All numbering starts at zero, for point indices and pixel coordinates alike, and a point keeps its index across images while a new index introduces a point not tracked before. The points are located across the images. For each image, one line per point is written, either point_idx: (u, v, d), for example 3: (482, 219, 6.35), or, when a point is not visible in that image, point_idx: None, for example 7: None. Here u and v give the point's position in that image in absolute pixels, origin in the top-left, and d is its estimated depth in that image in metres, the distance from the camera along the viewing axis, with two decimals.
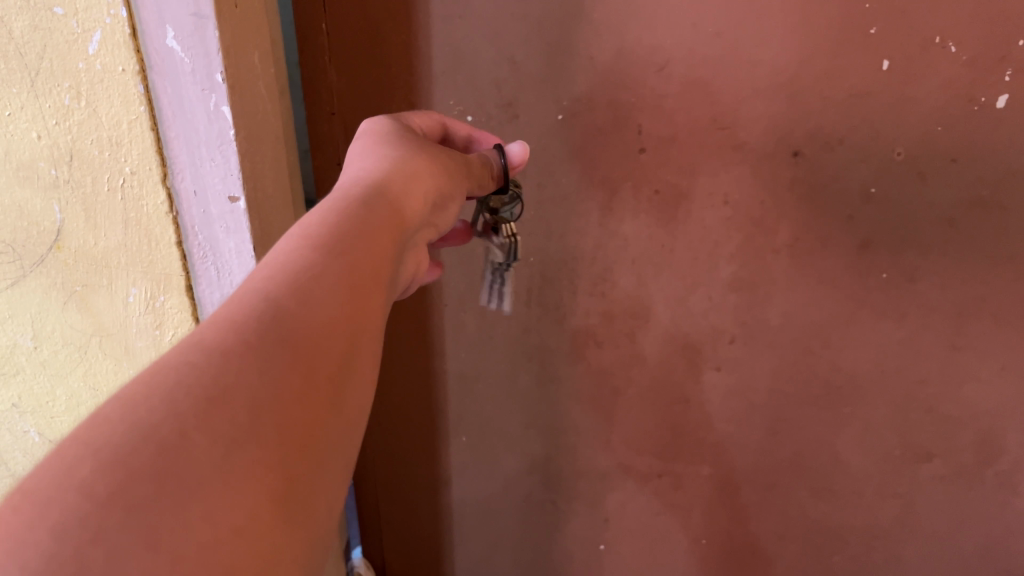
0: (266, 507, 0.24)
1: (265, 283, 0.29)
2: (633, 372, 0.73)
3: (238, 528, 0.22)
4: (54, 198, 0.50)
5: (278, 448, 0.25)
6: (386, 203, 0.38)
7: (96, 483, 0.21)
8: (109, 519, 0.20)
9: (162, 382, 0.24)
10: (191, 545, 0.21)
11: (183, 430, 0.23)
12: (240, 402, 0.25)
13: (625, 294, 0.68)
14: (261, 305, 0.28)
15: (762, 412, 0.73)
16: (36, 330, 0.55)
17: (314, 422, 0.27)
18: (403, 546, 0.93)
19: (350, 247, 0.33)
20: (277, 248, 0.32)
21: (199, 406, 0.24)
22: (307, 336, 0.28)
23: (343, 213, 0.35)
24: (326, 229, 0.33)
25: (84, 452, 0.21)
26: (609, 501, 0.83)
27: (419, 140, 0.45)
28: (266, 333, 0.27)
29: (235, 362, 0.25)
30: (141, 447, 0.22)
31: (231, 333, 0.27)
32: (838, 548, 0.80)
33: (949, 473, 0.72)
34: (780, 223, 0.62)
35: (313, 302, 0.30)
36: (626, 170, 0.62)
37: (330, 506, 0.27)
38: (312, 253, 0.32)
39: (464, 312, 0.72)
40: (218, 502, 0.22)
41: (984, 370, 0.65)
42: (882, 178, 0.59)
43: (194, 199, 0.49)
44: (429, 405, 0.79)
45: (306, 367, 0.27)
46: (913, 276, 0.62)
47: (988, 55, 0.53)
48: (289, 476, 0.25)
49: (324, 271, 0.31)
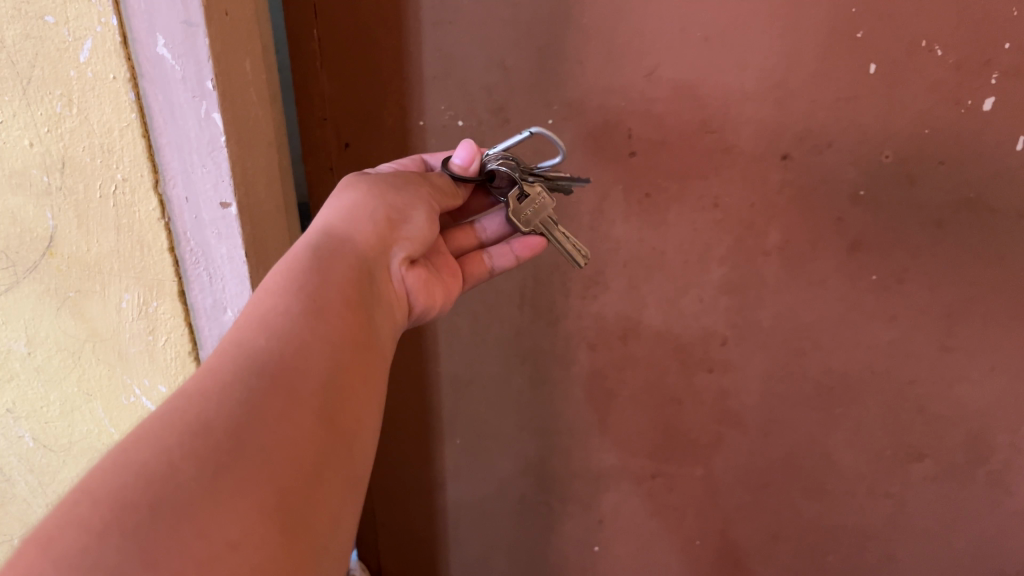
0: (263, 521, 0.26)
1: (234, 337, 0.33)
2: (626, 374, 0.73)
3: (234, 541, 0.25)
4: (47, 205, 0.50)
5: (262, 472, 0.27)
6: (346, 243, 0.42)
7: (88, 524, 0.23)
8: (109, 544, 0.23)
9: (148, 431, 0.27)
10: (189, 558, 0.23)
11: (170, 464, 0.26)
12: (221, 434, 0.28)
13: (617, 296, 0.69)
14: (233, 354, 0.31)
15: (754, 413, 0.73)
16: (30, 336, 0.56)
17: (300, 444, 0.29)
18: (399, 549, 0.93)
19: (315, 289, 0.37)
20: (247, 304, 0.35)
21: (183, 443, 0.27)
22: (279, 373, 0.31)
23: (309, 262, 0.39)
24: (289, 279, 0.37)
25: (78, 501, 0.24)
26: (603, 503, 0.83)
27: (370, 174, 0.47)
28: (240, 375, 0.30)
29: (214, 403, 0.29)
30: (132, 483, 0.25)
31: (207, 381, 0.30)
32: (831, 547, 0.81)
33: (940, 473, 0.72)
34: (770, 225, 0.62)
35: (281, 343, 0.33)
36: (616, 173, 0.63)
37: (330, 524, 0.29)
38: (279, 302, 0.35)
39: (457, 315, 0.72)
40: (212, 520, 0.25)
41: (974, 371, 0.66)
42: (870, 181, 0.59)
43: (185, 205, 0.49)
44: (422, 408, 0.80)
45: (282, 399, 0.30)
46: (902, 277, 0.63)
47: (974, 59, 0.53)
48: (281, 492, 0.27)
49: (291, 315, 0.34)
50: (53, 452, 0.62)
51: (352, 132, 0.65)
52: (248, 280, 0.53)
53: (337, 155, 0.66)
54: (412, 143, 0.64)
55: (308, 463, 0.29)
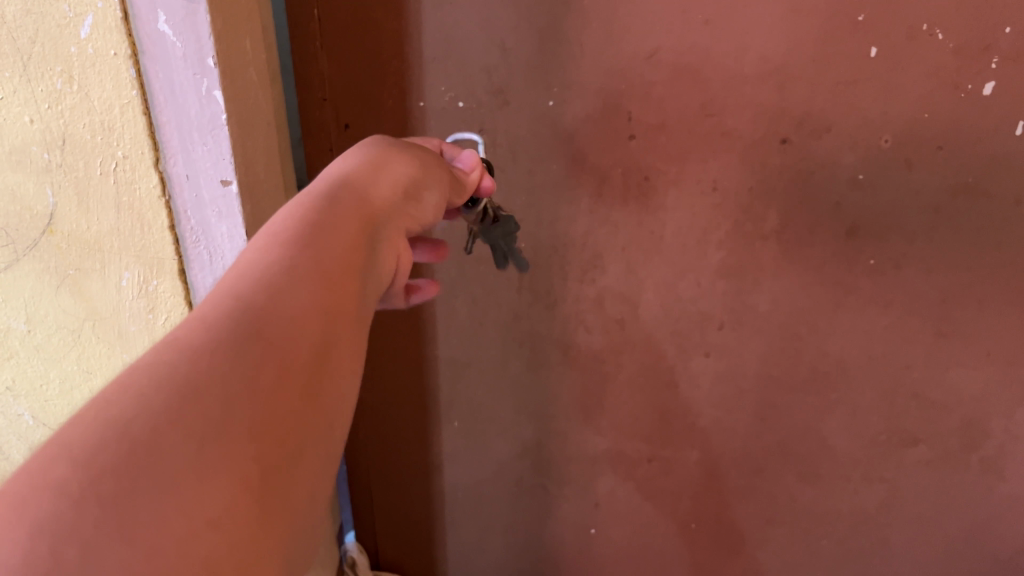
0: (241, 503, 0.24)
1: (234, 285, 0.30)
2: (623, 358, 0.74)
3: (213, 521, 0.23)
4: (46, 183, 0.50)
5: (250, 443, 0.25)
6: (361, 201, 0.38)
7: (64, 488, 0.21)
8: (85, 512, 0.21)
9: (132, 383, 0.25)
10: (166, 538, 0.22)
11: (156, 426, 0.23)
12: (215, 398, 0.25)
13: (615, 280, 0.69)
14: (231, 307, 0.29)
15: (750, 398, 0.74)
16: (30, 313, 0.56)
17: (293, 417, 0.27)
18: (395, 529, 0.93)
19: (324, 246, 0.33)
20: (252, 250, 0.32)
21: (172, 403, 0.24)
22: (280, 334, 0.28)
23: (317, 210, 0.35)
24: (298, 230, 0.34)
25: (55, 457, 0.22)
26: (599, 486, 0.83)
27: (391, 142, 0.45)
28: (241, 332, 0.27)
29: (209, 360, 0.26)
30: (113, 442, 0.22)
31: (202, 335, 0.27)
32: (825, 532, 0.81)
33: (934, 458, 0.73)
34: (768, 209, 0.63)
35: (288, 301, 0.30)
36: (616, 157, 0.63)
37: (304, 500, 0.27)
38: (284, 255, 0.32)
39: (455, 298, 0.72)
40: (193, 496, 0.23)
41: (969, 356, 0.67)
42: (869, 165, 0.59)
43: (186, 183, 0.49)
44: (419, 392, 0.79)
45: (279, 364, 0.27)
46: (899, 262, 0.63)
47: (973, 44, 0.53)
48: (266, 470, 0.25)
49: (297, 273, 0.31)
50: (52, 430, 0.63)
51: (351, 114, 0.64)
52: None
53: (337, 137, 0.66)
54: (411, 125, 0.64)
55: (291, 437, 0.27)
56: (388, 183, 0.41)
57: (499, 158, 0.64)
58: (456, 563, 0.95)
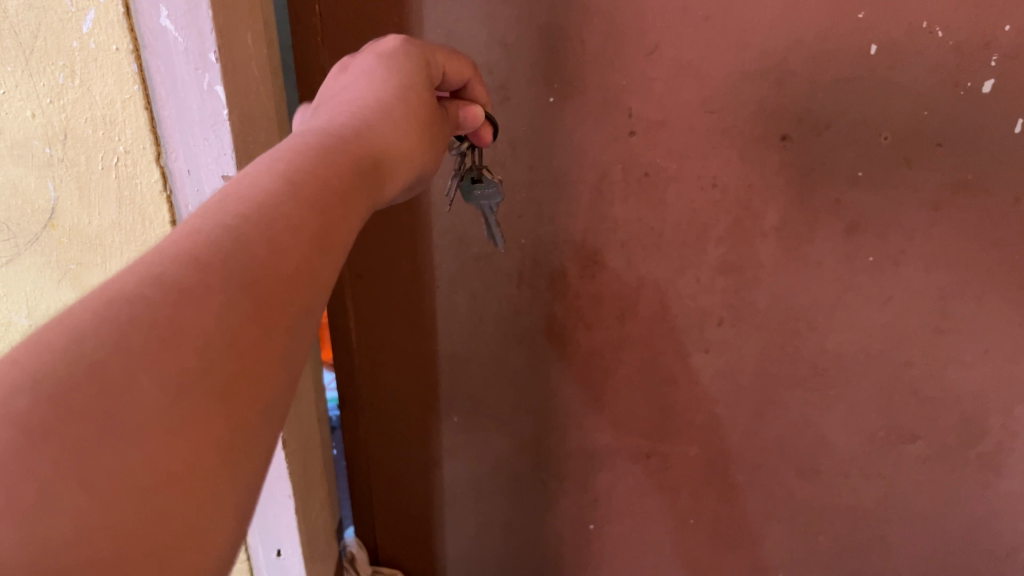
0: (207, 457, 0.24)
1: (232, 213, 0.28)
2: (622, 354, 0.74)
3: (175, 475, 0.23)
4: (48, 177, 0.50)
5: (221, 401, 0.24)
6: (369, 151, 0.36)
7: (30, 422, 0.21)
8: (45, 457, 0.21)
9: (114, 317, 0.23)
10: (123, 490, 0.22)
11: (129, 372, 0.23)
12: (193, 349, 0.24)
13: (615, 276, 0.69)
14: (228, 244, 0.26)
15: (750, 394, 0.74)
16: (30, 308, 0.56)
17: (270, 373, 0.26)
18: (396, 524, 0.91)
19: (328, 192, 0.31)
20: (254, 183, 0.29)
21: (149, 351, 0.23)
22: (270, 285, 0.27)
23: (324, 158, 0.33)
24: (306, 169, 0.31)
25: (21, 384, 0.21)
26: (598, 481, 0.83)
27: (412, 82, 0.41)
28: (233, 278, 0.26)
29: (195, 307, 0.24)
30: (83, 386, 0.22)
31: (193, 273, 0.25)
32: (823, 528, 0.82)
33: (932, 454, 0.74)
34: (768, 206, 0.63)
35: (285, 244, 0.28)
36: (616, 153, 0.63)
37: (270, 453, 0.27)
38: (287, 193, 0.29)
39: (455, 293, 0.72)
40: (156, 449, 0.22)
41: (968, 353, 0.67)
42: (868, 162, 0.60)
43: (187, 177, 0.49)
44: (419, 387, 0.79)
45: (262, 323, 0.26)
46: (899, 259, 0.64)
47: (973, 41, 0.54)
48: (235, 425, 0.25)
49: (297, 215, 0.29)
50: None
51: None
52: None
53: None
54: None
55: (264, 397, 0.26)
56: (399, 131, 0.38)
57: (500, 154, 0.64)
58: (455, 563, 0.93)
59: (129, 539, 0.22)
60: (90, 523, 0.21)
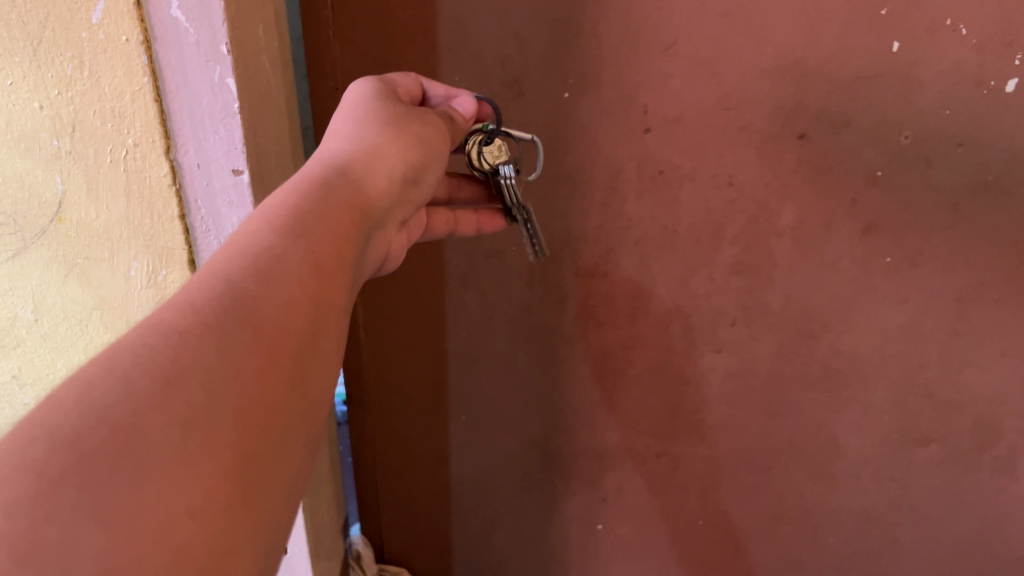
0: (225, 486, 0.23)
1: (217, 261, 0.29)
2: (633, 353, 0.73)
3: (194, 509, 0.22)
4: (56, 170, 0.49)
5: (231, 429, 0.24)
6: (356, 190, 0.37)
7: (47, 471, 0.21)
8: (63, 499, 0.20)
9: (116, 368, 0.24)
10: (145, 524, 0.21)
11: (137, 412, 0.23)
12: (197, 383, 0.24)
13: (627, 275, 0.68)
14: (220, 289, 0.27)
15: (761, 395, 0.73)
16: (37, 302, 0.54)
17: (278, 402, 0.26)
18: (403, 521, 0.90)
19: (319, 229, 0.32)
20: (240, 233, 0.31)
21: (154, 391, 0.23)
22: (267, 318, 0.27)
23: (308, 195, 0.34)
24: (290, 211, 0.32)
25: (35, 440, 0.21)
26: (606, 482, 0.83)
27: (389, 106, 0.43)
28: (229, 317, 0.26)
29: (194, 345, 0.25)
30: (95, 429, 0.22)
31: (188, 318, 0.26)
32: (833, 530, 0.81)
33: (946, 457, 0.74)
34: (784, 205, 0.62)
35: (267, 268, 0.29)
36: (630, 150, 0.62)
37: (291, 479, 0.27)
38: (276, 237, 0.30)
39: (465, 290, 0.71)
40: (169, 482, 0.22)
41: (984, 356, 0.67)
42: (887, 162, 0.59)
43: (197, 171, 0.49)
44: (428, 387, 0.78)
45: (265, 349, 0.27)
46: (916, 260, 0.63)
47: (997, 40, 0.53)
48: (250, 455, 0.25)
49: (289, 254, 0.30)
50: None
51: None
52: None
53: None
54: None
55: (274, 424, 0.26)
56: (383, 157, 0.40)
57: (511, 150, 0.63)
58: (461, 560, 0.93)
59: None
60: (117, 562, 0.20)
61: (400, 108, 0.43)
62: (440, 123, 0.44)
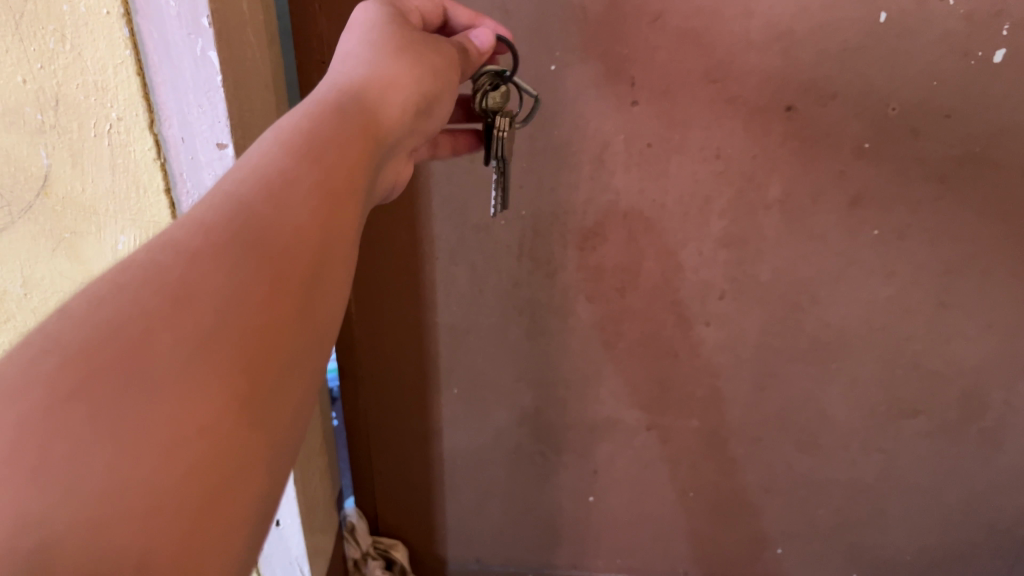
0: (233, 410, 0.24)
1: (230, 181, 0.28)
2: (622, 326, 0.73)
3: (201, 427, 0.23)
4: (40, 143, 0.49)
5: (239, 355, 0.24)
6: (371, 115, 0.36)
7: (57, 384, 0.21)
8: (74, 411, 0.21)
9: (127, 284, 0.24)
10: (154, 444, 0.22)
11: (146, 329, 0.23)
12: (206, 308, 0.24)
13: (616, 249, 0.68)
14: (230, 208, 0.27)
15: (749, 367, 0.74)
16: (26, 276, 0.55)
17: (286, 328, 0.26)
18: (395, 494, 0.90)
19: (333, 152, 0.32)
20: (253, 153, 0.30)
21: (161, 312, 0.24)
22: (279, 241, 0.27)
23: (321, 117, 0.33)
24: (303, 131, 0.32)
25: (46, 352, 0.22)
26: (598, 454, 0.83)
27: (405, 32, 0.42)
28: (238, 238, 0.26)
29: (203, 267, 0.25)
30: (105, 343, 0.22)
31: (198, 237, 0.26)
32: (822, 501, 0.83)
33: (933, 429, 0.76)
34: (771, 178, 0.62)
35: (278, 189, 0.28)
36: (618, 123, 0.62)
37: (300, 406, 0.27)
38: (289, 157, 0.30)
39: (456, 264, 0.71)
40: (179, 402, 0.22)
41: (973, 328, 0.69)
42: (875, 134, 0.59)
43: (181, 145, 0.49)
44: (419, 359, 0.78)
45: (274, 272, 0.26)
46: (903, 234, 0.64)
47: (985, 10, 0.53)
48: (257, 380, 0.25)
49: (301, 175, 0.29)
50: None
51: None
52: None
53: None
54: None
55: (281, 353, 0.26)
56: (397, 82, 0.39)
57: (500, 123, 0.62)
58: (455, 534, 0.93)
59: (162, 496, 0.21)
60: (123, 479, 0.21)
61: (417, 36, 0.42)
62: (452, 51, 0.43)
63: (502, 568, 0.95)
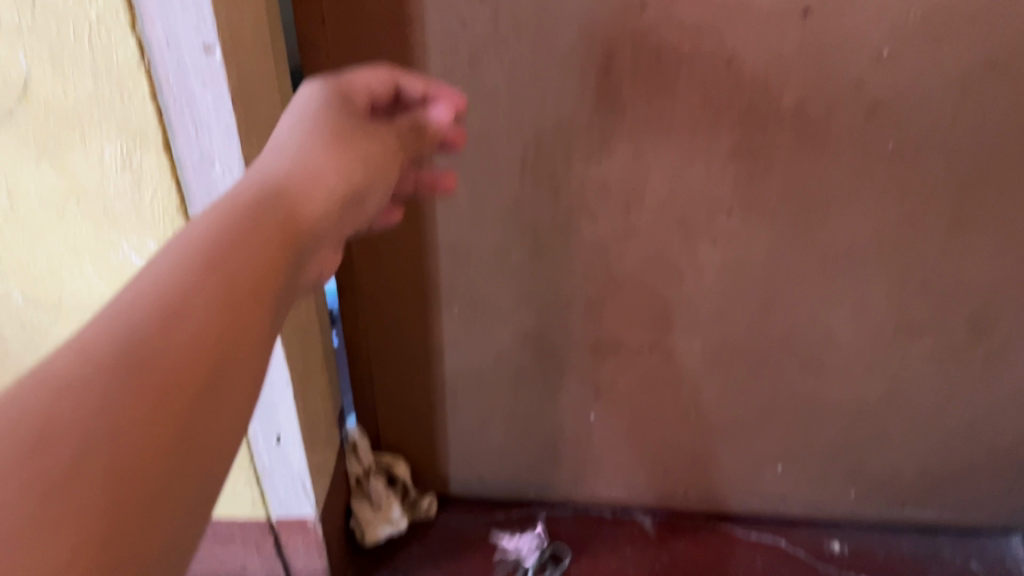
0: (117, 517, 0.23)
1: (128, 294, 0.28)
2: (627, 244, 0.71)
3: (84, 541, 0.22)
4: (18, 46, 0.47)
5: (124, 466, 0.24)
6: (296, 199, 0.35)
7: None
8: None
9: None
10: (35, 550, 0.21)
11: (20, 449, 0.23)
12: (89, 423, 0.24)
13: (622, 164, 0.66)
14: (123, 314, 0.27)
15: (755, 288, 0.73)
16: (11, 186, 0.53)
17: (177, 434, 0.26)
18: (396, 415, 0.90)
19: (243, 246, 0.31)
20: (154, 265, 0.29)
21: (40, 429, 0.23)
22: (176, 351, 0.27)
23: (234, 213, 0.32)
24: (212, 237, 0.31)
25: None
26: (599, 375, 0.83)
27: (334, 114, 0.41)
28: (129, 351, 0.26)
29: (86, 382, 0.25)
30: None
31: (84, 353, 0.25)
32: (824, 422, 0.83)
33: (940, 350, 0.75)
34: (785, 88, 0.60)
35: (180, 299, 0.28)
36: (625, 30, 0.59)
37: (191, 504, 0.26)
38: (194, 267, 0.29)
39: (456, 180, 0.69)
40: (58, 517, 0.22)
41: (986, 246, 0.67)
42: (895, 40, 0.57)
43: (166, 48, 0.47)
44: (420, 280, 0.77)
45: (166, 386, 0.26)
46: (919, 147, 0.62)
47: None
48: (146, 485, 0.25)
49: (203, 284, 0.29)
50: (45, 309, 0.60)
51: None
52: (236, 132, 0.51)
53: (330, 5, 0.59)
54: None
55: (173, 454, 0.26)
56: (327, 172, 0.37)
57: (500, 30, 0.59)
58: (457, 454, 0.93)
59: None
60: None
61: (349, 125, 0.41)
62: (386, 143, 0.43)
63: (504, 487, 0.96)
